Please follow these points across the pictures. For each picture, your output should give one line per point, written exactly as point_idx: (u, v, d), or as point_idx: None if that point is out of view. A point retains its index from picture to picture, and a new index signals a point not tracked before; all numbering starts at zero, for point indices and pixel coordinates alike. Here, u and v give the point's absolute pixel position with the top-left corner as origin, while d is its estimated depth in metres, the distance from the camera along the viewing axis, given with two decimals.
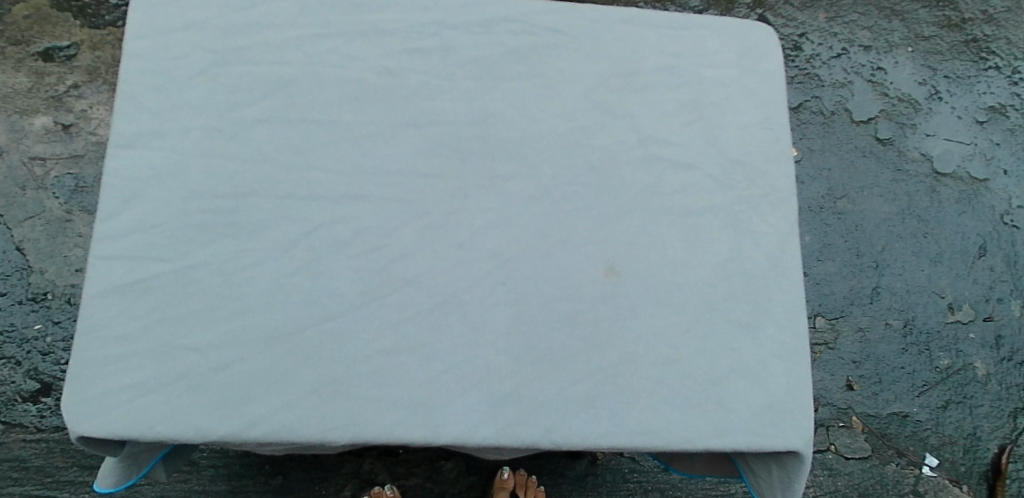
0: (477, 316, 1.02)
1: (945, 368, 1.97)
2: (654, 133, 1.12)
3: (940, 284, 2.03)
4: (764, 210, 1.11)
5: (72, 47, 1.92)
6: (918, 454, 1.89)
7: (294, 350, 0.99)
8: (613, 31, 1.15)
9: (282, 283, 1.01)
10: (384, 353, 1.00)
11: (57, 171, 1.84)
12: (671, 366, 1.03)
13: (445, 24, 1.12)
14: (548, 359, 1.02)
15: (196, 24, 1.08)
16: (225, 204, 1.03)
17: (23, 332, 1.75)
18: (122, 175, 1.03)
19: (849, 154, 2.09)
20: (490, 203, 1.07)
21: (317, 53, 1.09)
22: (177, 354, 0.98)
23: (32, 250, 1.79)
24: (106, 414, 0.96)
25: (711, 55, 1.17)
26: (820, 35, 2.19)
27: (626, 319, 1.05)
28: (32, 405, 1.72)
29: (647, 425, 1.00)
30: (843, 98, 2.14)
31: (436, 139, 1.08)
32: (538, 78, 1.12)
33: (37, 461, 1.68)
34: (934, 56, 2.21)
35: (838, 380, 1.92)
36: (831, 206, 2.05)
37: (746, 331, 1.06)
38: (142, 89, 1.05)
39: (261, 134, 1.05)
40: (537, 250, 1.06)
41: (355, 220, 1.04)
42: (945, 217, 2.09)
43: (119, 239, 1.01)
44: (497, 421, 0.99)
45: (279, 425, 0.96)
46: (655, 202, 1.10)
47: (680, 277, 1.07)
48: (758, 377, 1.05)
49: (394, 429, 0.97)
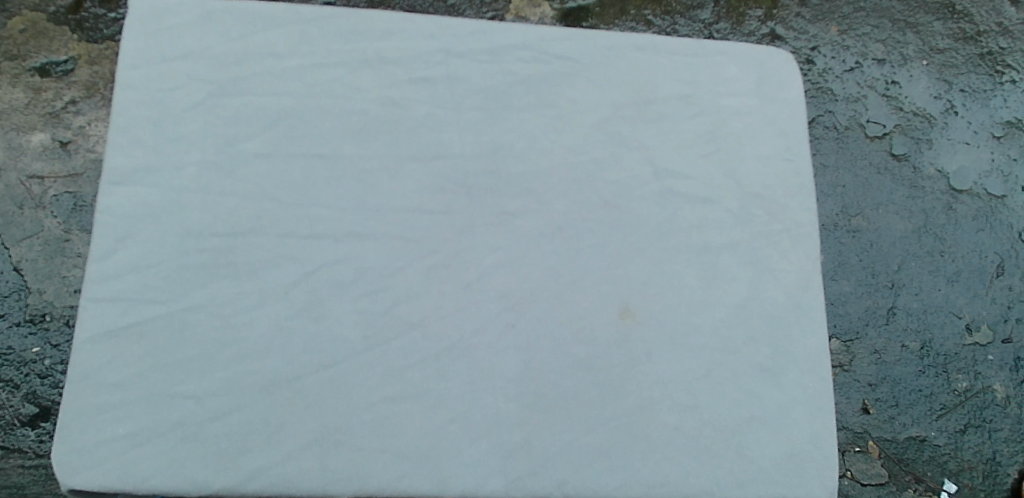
0: (486, 362, 0.98)
1: (963, 391, 1.88)
2: (670, 165, 1.07)
3: (958, 304, 1.93)
4: (785, 247, 1.07)
5: (70, 62, 1.81)
6: (937, 480, 1.81)
7: (295, 398, 0.95)
8: (627, 59, 1.10)
9: (282, 327, 0.97)
10: (389, 401, 0.96)
11: (55, 190, 1.74)
12: (688, 413, 0.99)
13: (452, 52, 1.07)
14: (560, 406, 0.98)
15: (193, 53, 1.04)
16: (223, 243, 0.98)
17: (20, 354, 1.66)
18: (116, 212, 0.98)
19: (864, 171, 1.99)
20: (499, 241, 1.02)
21: (319, 83, 1.04)
22: (174, 402, 0.94)
23: (30, 271, 1.70)
24: (98, 466, 0.92)
25: (729, 83, 1.12)
26: (833, 48, 2.07)
27: (641, 363, 1.00)
28: (30, 430, 1.63)
29: (663, 477, 0.97)
30: (857, 113, 2.03)
31: (442, 173, 1.03)
32: (548, 108, 1.07)
33: (35, 488, 1.61)
34: (949, 70, 2.10)
35: (854, 403, 1.84)
36: (845, 224, 1.94)
37: (766, 375, 1.02)
38: (136, 122, 1.01)
39: (261, 169, 1.01)
40: (548, 290, 1.01)
41: (358, 260, 0.99)
42: (961, 233, 1.98)
43: (112, 280, 0.97)
44: (508, 473, 0.95)
45: (280, 478, 0.93)
46: (671, 239, 1.05)
47: (698, 319, 1.03)
48: (778, 424, 1.01)
49: (400, 482, 0.93)
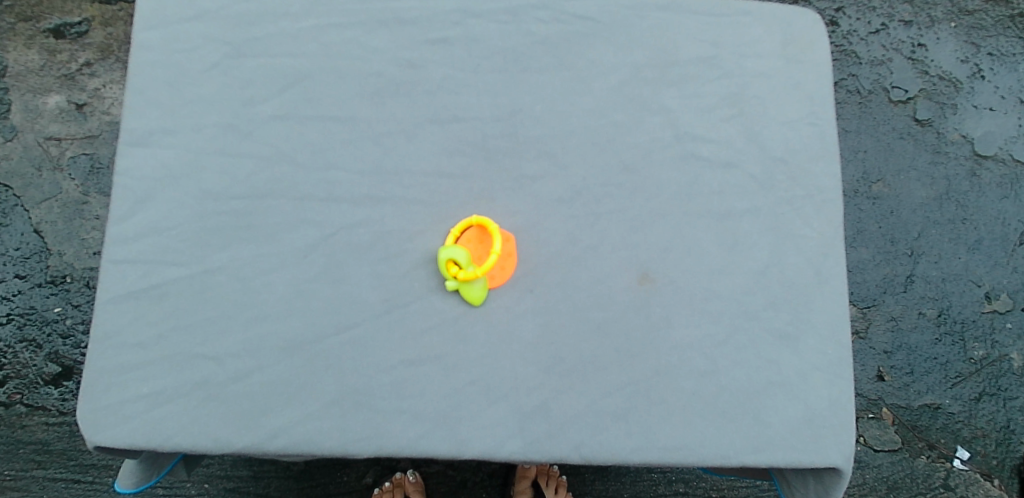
0: (505, 326, 0.98)
1: (979, 359, 1.86)
2: (691, 129, 1.05)
3: (978, 272, 1.90)
4: (808, 212, 1.06)
5: (83, 23, 1.80)
6: (950, 447, 1.82)
7: (315, 360, 0.96)
8: (648, 19, 1.07)
9: (301, 290, 0.97)
10: (408, 364, 0.97)
11: (72, 151, 1.75)
12: (706, 379, 0.99)
13: (470, 12, 1.05)
14: (578, 371, 0.98)
15: (208, 13, 1.02)
16: (242, 205, 0.99)
17: (42, 314, 1.68)
18: (135, 174, 0.98)
19: (886, 136, 1.95)
20: (519, 205, 1.02)
21: (335, 44, 1.03)
22: (196, 362, 0.95)
23: (49, 232, 1.71)
24: (123, 423, 0.94)
25: (754, 44, 1.09)
26: (859, 9, 2.01)
27: (658, 328, 1.00)
28: (53, 389, 1.66)
29: (680, 440, 0.97)
30: (882, 76, 1.98)
31: (460, 136, 1.02)
32: (568, 70, 1.05)
33: (60, 444, 1.64)
34: (978, 32, 2.03)
35: (869, 370, 1.84)
36: (866, 190, 1.91)
37: (786, 342, 1.02)
38: (153, 83, 1.00)
39: (278, 132, 1.00)
40: (567, 256, 1.01)
41: (376, 224, 0.99)
42: (985, 201, 1.95)
43: (132, 241, 0.97)
44: (526, 435, 0.96)
45: (300, 438, 0.94)
46: (692, 204, 1.04)
47: (718, 285, 1.02)
48: (797, 390, 1.01)
49: (419, 442, 0.95)
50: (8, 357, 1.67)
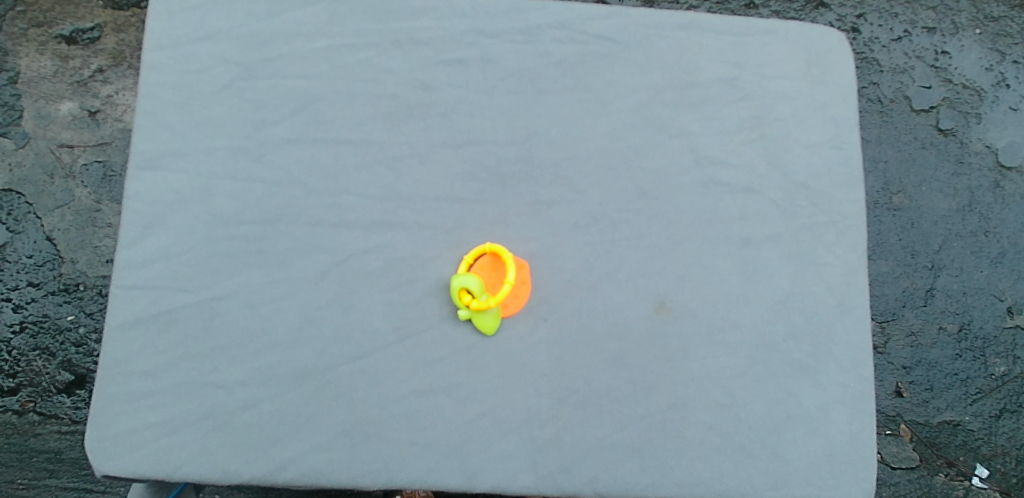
0: (517, 356, 0.97)
1: (1000, 376, 1.82)
2: (712, 153, 1.03)
3: (1000, 286, 1.86)
4: (831, 240, 1.03)
5: (96, 30, 1.79)
6: (969, 465, 1.78)
7: (325, 390, 0.95)
8: (669, 39, 1.05)
9: (312, 317, 0.96)
10: (419, 395, 0.95)
11: (85, 159, 1.74)
12: (723, 412, 0.97)
13: (485, 31, 1.03)
14: (593, 403, 0.96)
15: (220, 33, 1.01)
16: (252, 231, 0.97)
17: (55, 323, 1.68)
18: (145, 198, 0.97)
19: (908, 146, 1.91)
20: (534, 231, 0.99)
21: (348, 65, 1.01)
22: (205, 392, 0.94)
23: (62, 241, 1.70)
24: (132, 451, 0.93)
25: (777, 64, 1.06)
26: (880, 16, 1.97)
27: (675, 359, 0.98)
28: (66, 397, 1.66)
29: (696, 476, 0.95)
30: (903, 84, 1.94)
31: (475, 160, 1.00)
32: (585, 92, 1.03)
33: (72, 453, 1.64)
34: (1003, 40, 1.98)
35: (887, 386, 1.80)
36: (886, 201, 1.87)
37: (807, 373, 0.99)
38: (164, 104, 0.99)
39: (289, 156, 0.99)
40: (582, 284, 0.99)
41: (389, 250, 0.98)
42: (1009, 214, 1.90)
43: (142, 267, 0.96)
44: (538, 469, 0.94)
45: (309, 469, 0.93)
46: (711, 231, 1.01)
47: (737, 315, 1.00)
48: (817, 424, 0.98)
49: (430, 475, 0.93)
50: (21, 365, 1.66)
